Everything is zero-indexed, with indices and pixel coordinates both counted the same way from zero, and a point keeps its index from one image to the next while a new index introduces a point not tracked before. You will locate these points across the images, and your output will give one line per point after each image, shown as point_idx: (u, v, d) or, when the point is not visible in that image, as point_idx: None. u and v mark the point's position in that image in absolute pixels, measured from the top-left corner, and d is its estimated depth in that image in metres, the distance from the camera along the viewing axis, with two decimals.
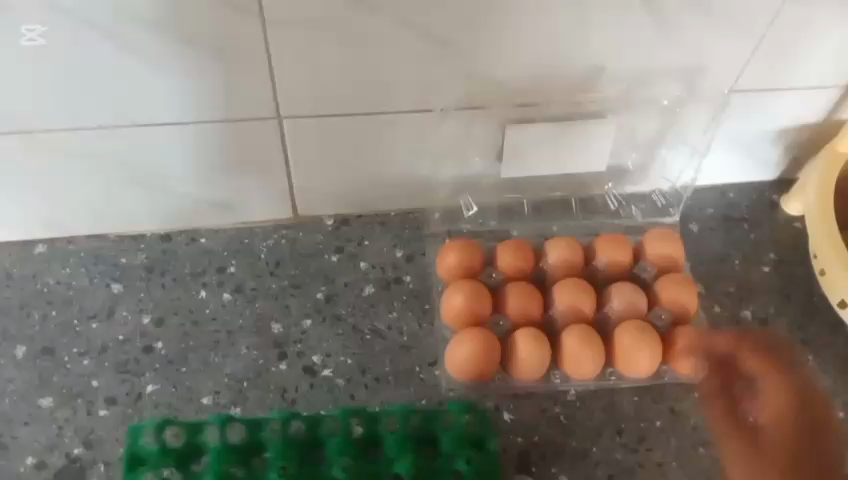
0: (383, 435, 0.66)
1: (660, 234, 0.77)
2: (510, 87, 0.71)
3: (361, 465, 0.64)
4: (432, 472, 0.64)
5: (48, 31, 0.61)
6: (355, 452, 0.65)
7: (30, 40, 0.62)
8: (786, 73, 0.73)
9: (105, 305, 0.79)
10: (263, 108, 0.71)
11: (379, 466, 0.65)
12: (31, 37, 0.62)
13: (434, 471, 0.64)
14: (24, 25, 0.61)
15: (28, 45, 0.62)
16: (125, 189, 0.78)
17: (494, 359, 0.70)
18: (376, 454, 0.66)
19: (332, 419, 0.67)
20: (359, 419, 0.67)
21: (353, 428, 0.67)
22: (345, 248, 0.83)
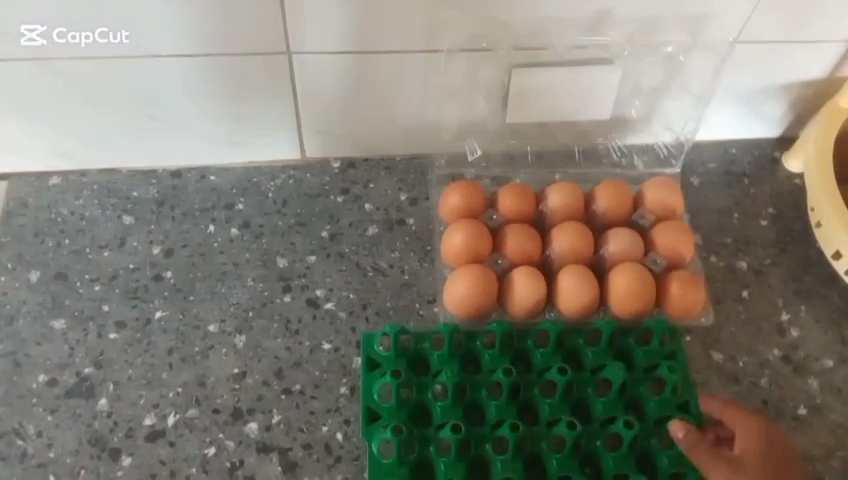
0: (428, 351, 0.72)
1: (660, 183, 0.79)
2: (518, 30, 0.73)
3: (410, 378, 0.71)
4: (474, 385, 0.71)
5: (47, 31, 0.70)
6: (406, 365, 0.72)
7: (30, 40, 0.70)
8: (790, 25, 0.74)
9: (116, 235, 0.81)
10: (273, 44, 0.73)
11: (427, 379, 0.71)
12: (31, 38, 0.70)
13: (475, 385, 0.71)
14: (24, 26, 0.69)
15: (28, 44, 0.71)
16: (139, 122, 0.80)
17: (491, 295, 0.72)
18: (423, 366, 0.73)
19: (382, 335, 0.73)
20: (407, 336, 0.73)
21: (402, 343, 0.73)
22: (350, 190, 0.85)
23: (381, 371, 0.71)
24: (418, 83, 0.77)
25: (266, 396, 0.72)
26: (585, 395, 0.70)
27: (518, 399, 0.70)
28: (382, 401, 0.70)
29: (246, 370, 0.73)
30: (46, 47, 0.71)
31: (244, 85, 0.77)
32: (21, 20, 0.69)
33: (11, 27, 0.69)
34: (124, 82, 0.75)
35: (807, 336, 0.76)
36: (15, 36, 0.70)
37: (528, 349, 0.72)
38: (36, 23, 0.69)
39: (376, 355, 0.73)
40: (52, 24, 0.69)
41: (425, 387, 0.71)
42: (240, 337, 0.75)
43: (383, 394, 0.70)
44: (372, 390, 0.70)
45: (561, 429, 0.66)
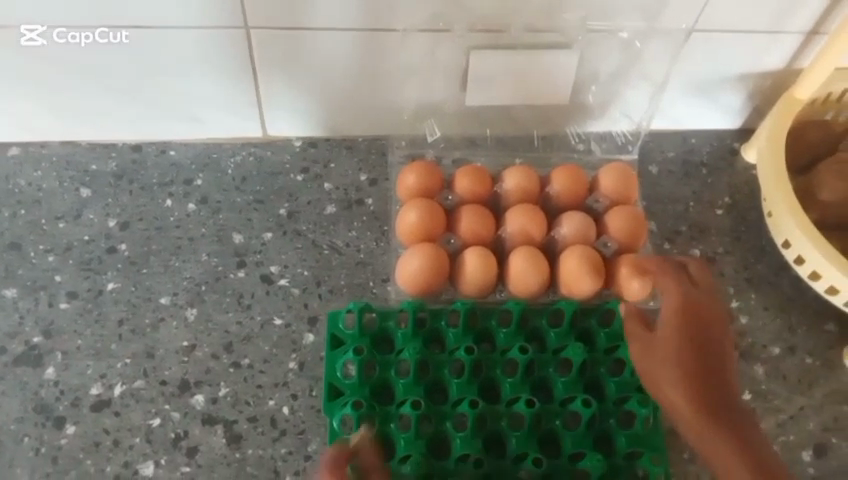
0: (392, 329, 0.72)
1: (615, 168, 0.79)
2: (475, 10, 0.73)
3: (374, 355, 0.71)
4: (436, 363, 0.71)
5: (46, 31, 0.73)
6: (370, 342, 0.72)
7: (30, 40, 0.73)
8: (747, 13, 0.74)
9: (73, 207, 0.81)
10: (231, 19, 0.73)
11: (389, 356, 0.71)
12: (31, 38, 0.73)
13: (438, 362, 0.71)
14: (23, 25, 0.72)
15: (28, 44, 0.74)
16: (96, 93, 0.79)
17: (443, 273, 0.73)
18: (385, 345, 0.73)
19: (347, 314, 0.73)
20: (371, 314, 0.73)
21: (367, 320, 0.73)
22: (310, 169, 0.85)
23: (345, 349, 0.71)
24: (376, 62, 0.78)
25: (214, 369, 0.72)
26: (547, 375, 0.71)
27: (480, 377, 0.70)
28: (345, 378, 0.70)
29: (195, 343, 0.73)
30: (46, 47, 0.74)
31: (201, 59, 0.77)
32: (23, 18, 0.72)
33: (12, 26, 0.72)
34: (81, 52, 0.75)
35: (755, 324, 0.78)
36: (16, 29, 0.73)
37: (492, 329, 0.73)
38: (36, 21, 0.72)
39: (341, 333, 0.72)
40: (50, 20, 0.72)
41: (388, 364, 0.71)
42: (191, 310, 0.75)
43: (347, 372, 0.70)
44: (335, 368, 0.70)
45: (519, 407, 0.67)
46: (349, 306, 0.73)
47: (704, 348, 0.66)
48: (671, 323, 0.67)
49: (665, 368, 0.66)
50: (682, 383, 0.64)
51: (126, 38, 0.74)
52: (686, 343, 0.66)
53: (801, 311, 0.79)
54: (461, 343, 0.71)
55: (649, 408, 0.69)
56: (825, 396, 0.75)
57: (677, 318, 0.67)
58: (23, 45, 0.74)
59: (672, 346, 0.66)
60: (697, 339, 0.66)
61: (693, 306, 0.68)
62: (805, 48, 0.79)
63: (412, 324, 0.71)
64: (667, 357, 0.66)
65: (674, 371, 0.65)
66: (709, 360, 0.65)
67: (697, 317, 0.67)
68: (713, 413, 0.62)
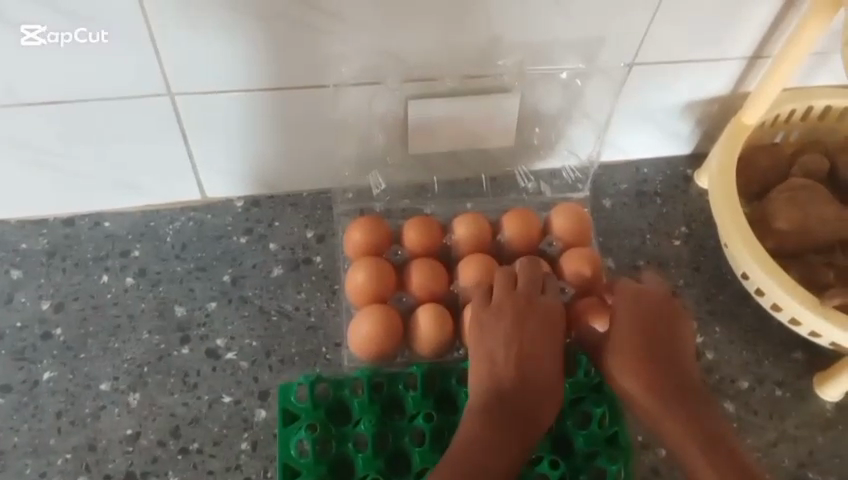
0: (348, 399, 0.69)
1: (567, 208, 0.77)
2: (409, 60, 0.71)
3: (330, 430, 0.68)
4: (396, 433, 0.68)
5: (48, 31, 0.62)
6: (325, 416, 0.69)
7: (30, 40, 0.63)
8: (685, 44, 0.73)
9: (3, 291, 0.77)
10: (155, 84, 0.69)
11: (346, 429, 0.68)
12: (31, 38, 0.63)
13: (397, 431, 0.68)
14: (23, 26, 0.62)
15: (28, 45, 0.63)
16: (19, 172, 0.75)
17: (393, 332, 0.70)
18: (342, 416, 0.70)
19: (300, 386, 0.70)
20: (325, 384, 0.70)
21: (320, 392, 0.70)
22: (254, 229, 0.82)
23: (299, 424, 0.67)
24: (311, 118, 0.75)
25: (161, 458, 0.68)
26: None
27: (442, 443, 0.68)
28: (300, 458, 0.66)
29: (140, 430, 0.70)
30: (45, 50, 0.64)
31: (128, 129, 0.72)
32: (20, 19, 0.61)
33: (8, 29, 0.62)
34: None
35: (721, 358, 0.76)
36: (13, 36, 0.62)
37: (451, 389, 0.71)
38: (37, 22, 0.62)
39: (294, 407, 0.69)
40: (54, 25, 0.62)
41: (346, 438, 0.68)
42: (133, 395, 0.71)
43: (301, 451, 0.66)
44: (289, 446, 0.67)
45: None
46: (300, 378, 0.70)
47: (656, 337, 0.69)
48: (624, 320, 0.70)
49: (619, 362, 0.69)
50: (637, 375, 0.68)
51: (38, 112, 0.69)
52: (638, 334, 0.69)
53: (767, 340, 0.77)
54: (420, 409, 0.68)
55: (618, 464, 0.67)
56: (797, 428, 0.73)
57: (627, 313, 0.70)
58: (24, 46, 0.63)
59: (627, 338, 0.69)
60: (649, 326, 0.69)
61: (641, 297, 0.71)
62: (747, 73, 0.78)
63: (369, 392, 0.68)
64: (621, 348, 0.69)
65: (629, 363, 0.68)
66: (661, 347, 0.69)
67: (648, 310, 0.70)
68: (664, 396, 0.67)
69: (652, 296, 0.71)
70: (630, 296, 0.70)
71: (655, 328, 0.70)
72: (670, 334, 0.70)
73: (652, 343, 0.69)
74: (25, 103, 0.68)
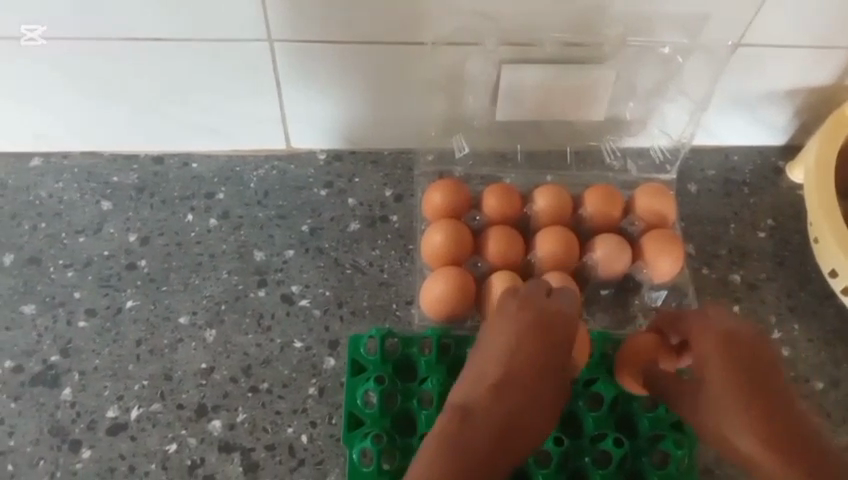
0: (416, 356, 0.70)
1: (652, 188, 0.75)
2: (506, 24, 0.70)
3: (396, 384, 0.68)
4: None
5: (47, 31, 0.69)
6: (392, 371, 0.69)
7: (30, 40, 0.70)
8: (795, 28, 0.70)
9: (93, 221, 0.80)
10: (253, 30, 0.70)
11: (411, 385, 0.69)
12: (31, 38, 0.70)
13: None
14: (23, 26, 0.69)
15: (30, 44, 0.70)
16: (116, 107, 0.77)
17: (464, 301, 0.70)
18: (408, 372, 0.70)
19: (369, 339, 0.70)
20: (394, 340, 0.71)
21: (389, 347, 0.70)
22: (334, 183, 0.83)
23: (366, 376, 0.68)
24: (399, 75, 0.75)
25: (232, 394, 0.70)
26: (577, 408, 0.68)
27: None
28: (365, 408, 0.67)
29: (213, 366, 0.72)
30: (46, 47, 0.71)
31: (222, 75, 0.74)
32: (21, 20, 0.68)
33: (11, 28, 0.69)
34: (92, 62, 0.72)
35: (800, 356, 0.74)
36: (15, 37, 0.69)
37: None
38: (35, 23, 0.68)
39: (363, 359, 0.70)
40: (50, 24, 0.68)
41: (410, 394, 0.68)
42: (209, 332, 0.74)
43: (367, 402, 0.67)
44: (355, 395, 0.68)
45: (548, 445, 0.63)
46: (370, 331, 0.71)
47: (758, 379, 0.64)
48: (712, 360, 0.65)
49: (711, 401, 0.65)
50: (746, 420, 0.62)
51: (137, 51, 0.71)
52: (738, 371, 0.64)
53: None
54: None
55: (684, 450, 0.65)
56: None
57: (709, 346, 0.66)
58: (26, 45, 0.70)
59: (717, 375, 0.64)
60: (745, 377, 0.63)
61: (725, 340, 0.65)
62: None
63: (437, 351, 0.69)
64: (716, 385, 0.64)
65: (732, 406, 0.63)
66: (765, 389, 0.63)
67: (748, 348, 0.65)
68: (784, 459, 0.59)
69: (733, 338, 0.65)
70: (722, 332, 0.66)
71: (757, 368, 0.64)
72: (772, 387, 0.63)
73: (749, 393, 0.63)
74: (126, 41, 0.70)
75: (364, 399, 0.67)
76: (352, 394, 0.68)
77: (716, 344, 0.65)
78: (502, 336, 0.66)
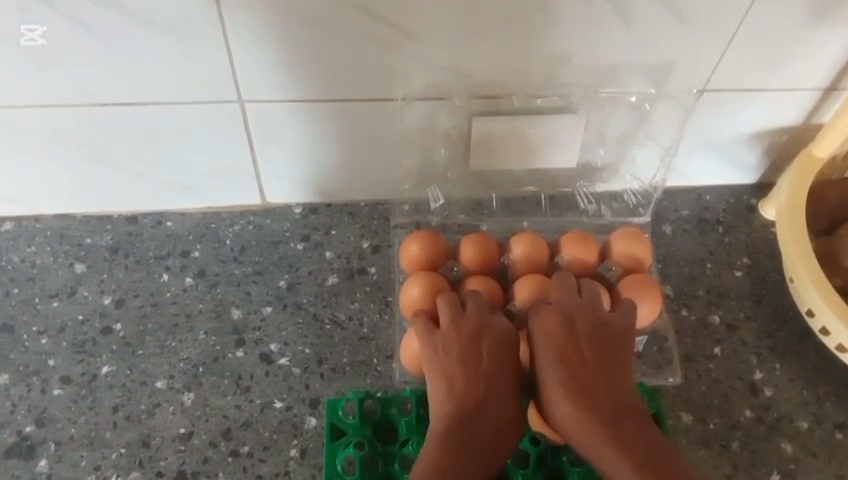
0: (395, 417, 0.69)
1: (628, 233, 0.76)
2: (477, 79, 0.71)
3: (376, 447, 0.68)
4: None
5: (47, 32, 0.63)
6: (371, 434, 0.69)
7: (30, 40, 0.63)
8: (758, 74, 0.72)
9: (67, 284, 0.79)
10: (225, 91, 0.70)
11: (391, 447, 0.68)
12: (31, 38, 0.63)
13: None
14: (23, 26, 0.62)
15: (28, 44, 0.64)
16: (88, 169, 0.77)
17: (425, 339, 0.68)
18: (387, 434, 0.70)
19: (347, 402, 0.70)
20: (372, 401, 0.70)
21: (367, 409, 0.70)
22: (311, 236, 0.82)
23: (346, 440, 0.68)
24: (374, 130, 0.75)
25: (212, 459, 0.69)
26: (561, 465, 0.69)
27: None
28: (346, 472, 0.66)
29: (192, 430, 0.71)
30: (46, 48, 0.64)
31: (194, 135, 0.74)
32: (20, 19, 0.62)
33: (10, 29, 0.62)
34: (65, 127, 0.72)
35: (781, 395, 0.74)
36: (14, 36, 0.63)
37: None
38: (35, 23, 0.62)
39: (341, 423, 0.69)
40: (52, 24, 0.62)
41: (391, 457, 0.67)
42: (187, 395, 0.73)
43: (348, 465, 0.66)
44: (336, 460, 0.67)
45: None
46: (348, 395, 0.71)
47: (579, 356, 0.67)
48: (540, 338, 0.68)
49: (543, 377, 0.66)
50: (569, 400, 0.64)
51: (109, 114, 0.71)
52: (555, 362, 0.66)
53: (828, 380, 0.75)
54: None
55: None
56: None
57: (546, 324, 0.68)
58: (23, 45, 0.64)
59: (551, 352, 0.67)
60: (570, 349, 0.67)
61: (551, 318, 0.68)
62: (820, 105, 0.76)
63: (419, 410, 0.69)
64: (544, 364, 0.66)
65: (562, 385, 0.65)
66: (592, 369, 0.66)
67: (565, 326, 0.68)
68: (621, 439, 0.62)
69: (562, 315, 0.68)
70: (555, 315, 0.68)
71: (590, 350, 0.67)
72: (584, 359, 0.67)
73: (574, 366, 0.66)
74: (99, 105, 0.70)
75: (345, 463, 0.66)
76: (332, 459, 0.67)
77: (545, 325, 0.68)
78: (458, 357, 0.66)
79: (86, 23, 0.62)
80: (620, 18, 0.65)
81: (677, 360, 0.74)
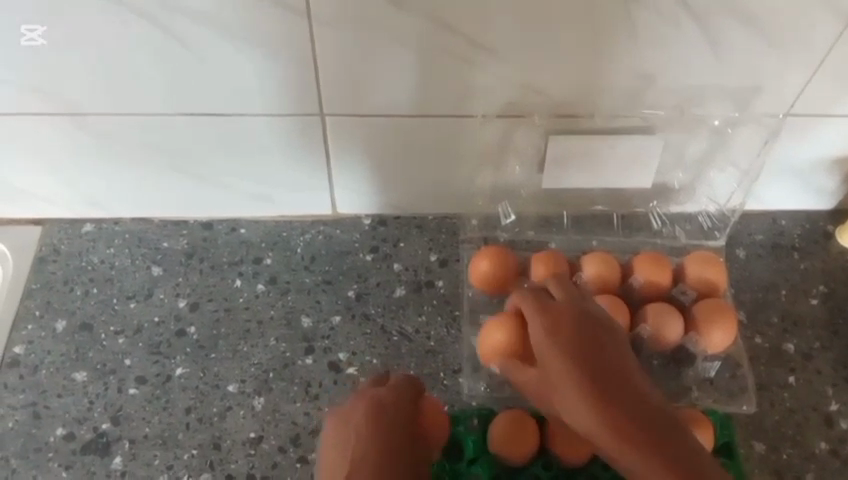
0: (462, 436, 0.70)
1: (701, 257, 0.75)
2: (556, 99, 0.71)
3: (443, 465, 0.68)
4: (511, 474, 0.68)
5: (47, 31, 0.64)
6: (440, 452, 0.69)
7: (30, 40, 0.65)
8: (846, 100, 0.71)
9: (144, 286, 0.81)
10: (308, 104, 0.71)
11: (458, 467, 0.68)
12: (31, 38, 0.65)
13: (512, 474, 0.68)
14: (23, 26, 0.64)
15: (28, 44, 0.65)
16: (169, 176, 0.79)
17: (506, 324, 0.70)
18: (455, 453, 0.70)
19: None
20: None
21: None
22: (380, 248, 0.83)
23: None
24: (449, 146, 0.76)
25: (280, 464, 0.70)
26: None
27: None
28: None
29: (262, 435, 0.72)
30: (46, 49, 0.66)
31: (272, 146, 0.76)
32: (21, 20, 0.63)
33: (10, 29, 0.64)
34: (150, 136, 0.75)
35: None
36: (14, 36, 0.65)
37: None
38: (36, 23, 0.64)
39: None
40: (51, 25, 0.64)
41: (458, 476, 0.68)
42: (258, 400, 0.74)
43: None
44: None
45: None
46: None
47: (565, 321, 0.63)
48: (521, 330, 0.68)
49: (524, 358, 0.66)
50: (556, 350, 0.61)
51: (194, 123, 0.73)
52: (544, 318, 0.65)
53: None
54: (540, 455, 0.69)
55: None
56: None
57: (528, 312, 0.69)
58: (24, 46, 0.66)
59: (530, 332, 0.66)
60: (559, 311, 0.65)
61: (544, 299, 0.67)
62: None
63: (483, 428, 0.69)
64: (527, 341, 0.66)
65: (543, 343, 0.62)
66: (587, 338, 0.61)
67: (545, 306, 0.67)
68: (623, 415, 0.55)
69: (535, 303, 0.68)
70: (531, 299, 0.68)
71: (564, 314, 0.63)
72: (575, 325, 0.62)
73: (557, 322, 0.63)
74: (185, 113, 0.72)
75: None
76: None
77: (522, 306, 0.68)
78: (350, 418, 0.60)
79: (180, 35, 0.65)
80: (705, 42, 0.65)
81: (751, 386, 0.73)
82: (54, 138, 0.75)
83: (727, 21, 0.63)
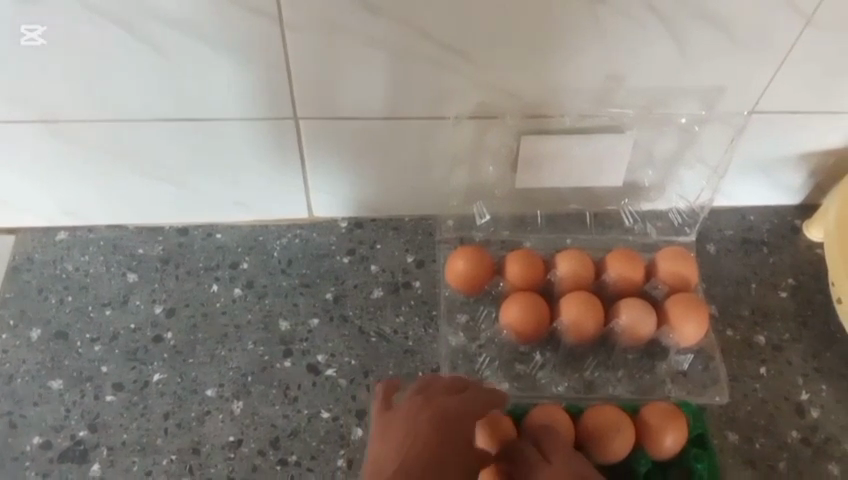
0: None
1: (672, 252, 0.76)
2: (528, 100, 0.72)
3: None
4: None
5: (47, 31, 0.64)
6: None
7: (30, 40, 0.64)
8: (808, 97, 0.72)
9: (119, 293, 0.80)
10: (283, 108, 0.72)
11: None
12: (31, 38, 0.64)
13: None
14: (24, 26, 0.63)
15: (28, 44, 0.65)
16: (144, 182, 0.79)
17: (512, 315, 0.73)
18: None
19: None
20: None
21: None
22: (357, 250, 0.84)
23: None
24: (424, 148, 0.77)
25: (261, 467, 0.70)
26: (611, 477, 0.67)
27: None
28: None
29: (241, 439, 0.72)
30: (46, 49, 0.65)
31: (247, 151, 0.76)
32: (21, 19, 0.63)
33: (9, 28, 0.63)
34: (124, 143, 0.75)
35: (828, 417, 0.73)
36: (13, 36, 0.64)
37: None
38: (37, 23, 0.63)
39: None
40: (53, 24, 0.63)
41: None
42: (237, 403, 0.74)
43: None
44: None
45: None
46: None
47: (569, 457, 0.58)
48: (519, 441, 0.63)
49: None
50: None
51: (168, 129, 0.73)
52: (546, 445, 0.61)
53: None
54: None
55: None
56: None
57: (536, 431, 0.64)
58: (24, 46, 0.65)
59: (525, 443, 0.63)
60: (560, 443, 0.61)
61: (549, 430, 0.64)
62: None
63: None
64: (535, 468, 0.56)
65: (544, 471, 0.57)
66: None
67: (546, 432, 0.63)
68: None
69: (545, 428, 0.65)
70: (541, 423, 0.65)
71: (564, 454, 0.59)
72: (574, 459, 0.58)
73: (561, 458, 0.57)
74: (159, 118, 0.72)
75: None
76: None
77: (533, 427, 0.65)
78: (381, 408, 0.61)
79: (154, 41, 0.65)
80: (672, 42, 0.67)
81: (723, 378, 0.74)
82: (27, 146, 0.74)
83: (693, 21, 0.65)
